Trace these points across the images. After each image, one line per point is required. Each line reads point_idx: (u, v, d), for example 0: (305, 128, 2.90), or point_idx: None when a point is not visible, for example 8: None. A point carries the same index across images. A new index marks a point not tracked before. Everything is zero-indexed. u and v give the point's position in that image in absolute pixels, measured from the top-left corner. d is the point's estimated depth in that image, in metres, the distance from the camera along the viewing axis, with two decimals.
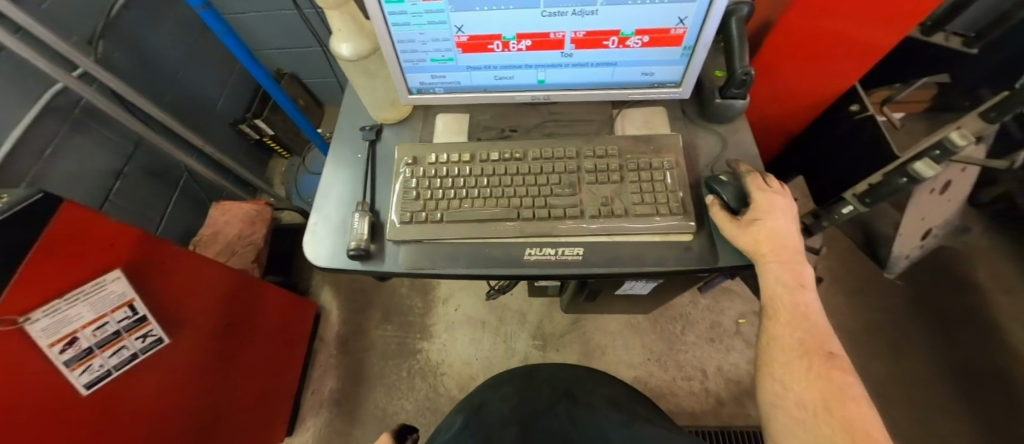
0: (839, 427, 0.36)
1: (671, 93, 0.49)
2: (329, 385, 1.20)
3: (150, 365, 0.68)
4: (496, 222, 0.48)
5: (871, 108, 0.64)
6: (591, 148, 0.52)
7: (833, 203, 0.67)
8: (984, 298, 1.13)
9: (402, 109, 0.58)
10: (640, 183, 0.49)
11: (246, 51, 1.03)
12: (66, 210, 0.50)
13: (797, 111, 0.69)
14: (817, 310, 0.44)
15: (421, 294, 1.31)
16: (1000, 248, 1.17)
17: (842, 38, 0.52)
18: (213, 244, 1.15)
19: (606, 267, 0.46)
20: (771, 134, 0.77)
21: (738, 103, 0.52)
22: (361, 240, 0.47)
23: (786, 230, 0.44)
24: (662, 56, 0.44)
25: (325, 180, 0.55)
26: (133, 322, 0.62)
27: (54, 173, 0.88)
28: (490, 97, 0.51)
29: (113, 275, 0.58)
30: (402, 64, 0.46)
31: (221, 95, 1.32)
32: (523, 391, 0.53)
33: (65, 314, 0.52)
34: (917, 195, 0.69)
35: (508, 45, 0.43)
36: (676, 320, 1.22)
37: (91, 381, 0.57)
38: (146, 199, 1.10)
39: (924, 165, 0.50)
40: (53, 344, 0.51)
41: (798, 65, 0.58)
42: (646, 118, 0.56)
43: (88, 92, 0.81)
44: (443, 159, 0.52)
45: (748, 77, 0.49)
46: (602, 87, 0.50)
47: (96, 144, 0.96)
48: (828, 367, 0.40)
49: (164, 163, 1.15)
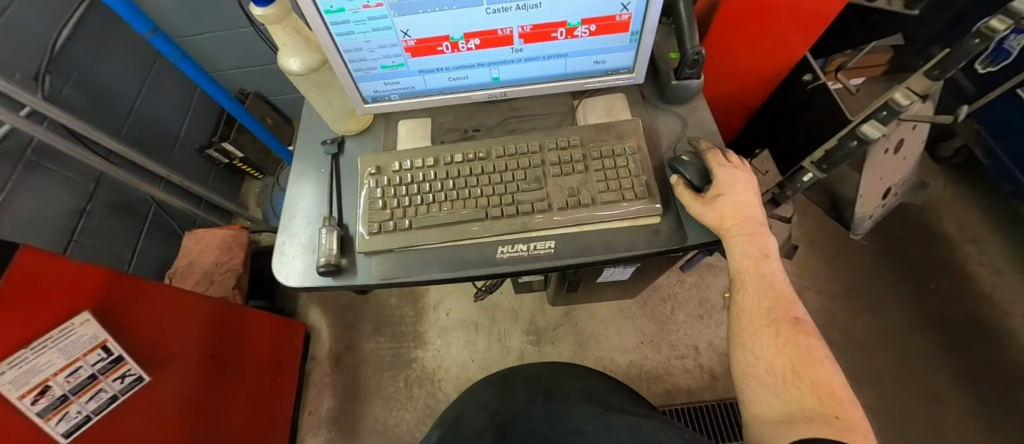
0: (807, 390, 0.37)
1: (626, 78, 0.49)
2: (326, 405, 1.18)
3: (132, 406, 0.65)
4: (465, 224, 0.48)
5: (823, 76, 0.65)
6: (553, 140, 0.52)
7: (795, 172, 0.68)
8: (953, 249, 1.17)
9: (361, 119, 0.57)
10: (604, 171, 0.49)
11: (205, 75, 1.00)
12: (22, 257, 0.47)
13: (755, 85, 0.71)
14: (781, 278, 0.45)
15: (411, 303, 1.30)
16: (964, 200, 1.22)
17: (788, 11, 0.53)
18: (190, 274, 1.12)
19: (578, 257, 0.47)
20: (732, 109, 0.79)
21: (693, 83, 0.53)
22: (331, 256, 0.47)
23: (747, 203, 0.45)
24: (612, 43, 0.45)
25: (291, 198, 0.54)
26: (109, 364, 0.60)
27: (12, 219, 0.84)
28: (447, 99, 0.51)
29: (81, 319, 0.56)
30: (353, 73, 0.45)
31: (183, 121, 1.28)
32: (502, 394, 0.53)
33: (34, 363, 0.49)
34: (872, 156, 0.72)
35: (457, 45, 0.43)
36: (664, 301, 1.24)
37: (69, 430, 0.55)
38: (114, 235, 1.06)
39: (870, 127, 0.51)
40: (24, 396, 0.48)
41: (749, 40, 0.59)
42: (607, 106, 0.56)
43: (38, 132, 0.77)
44: (407, 166, 0.52)
45: (699, 57, 0.50)
46: (558, 79, 0.50)
47: (53, 184, 0.92)
48: (795, 332, 0.41)
49: (129, 197, 1.11)
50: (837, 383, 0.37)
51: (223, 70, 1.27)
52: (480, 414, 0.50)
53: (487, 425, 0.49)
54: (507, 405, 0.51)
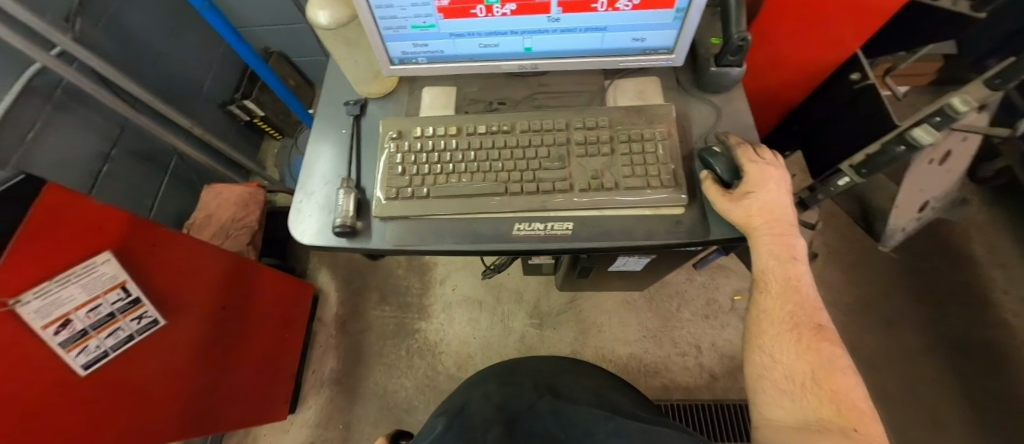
0: (827, 399, 0.36)
1: (664, 60, 0.47)
2: (329, 365, 1.21)
3: (147, 346, 0.68)
4: (484, 197, 0.47)
5: (873, 76, 0.61)
6: (581, 119, 0.50)
7: (829, 175, 0.64)
8: (979, 273, 1.13)
9: (386, 81, 0.56)
10: (631, 155, 0.48)
11: (232, 29, 0.99)
12: (49, 194, 0.48)
13: (796, 80, 0.68)
14: (808, 282, 0.43)
15: (418, 275, 1.31)
16: (998, 223, 1.17)
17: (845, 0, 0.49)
18: (207, 227, 1.14)
19: (595, 242, 0.46)
20: (768, 104, 0.76)
21: (734, 71, 0.50)
22: (346, 217, 0.46)
23: (777, 201, 0.43)
24: (654, 20, 0.42)
25: (310, 157, 0.54)
26: (127, 304, 0.62)
27: (40, 157, 0.86)
28: (475, 67, 0.49)
29: (104, 258, 0.57)
30: (382, 32, 0.44)
31: (208, 75, 1.29)
32: (506, 386, 0.52)
33: (57, 296, 0.51)
34: (916, 166, 0.68)
35: (491, 10, 0.41)
36: (671, 298, 1.23)
37: (88, 362, 0.57)
38: (137, 182, 1.09)
39: (923, 131, 0.48)
40: (46, 326, 0.50)
41: (796, 31, 0.55)
42: (639, 89, 0.54)
43: (67, 72, 0.78)
44: (429, 133, 0.51)
45: (744, 43, 0.46)
46: (592, 54, 0.48)
47: (80, 125, 0.94)
48: (818, 339, 0.40)
49: (153, 146, 1.13)
50: (858, 395, 0.36)
51: (250, 27, 1.27)
52: (486, 405, 0.49)
53: (493, 418, 0.47)
54: (513, 398, 0.50)
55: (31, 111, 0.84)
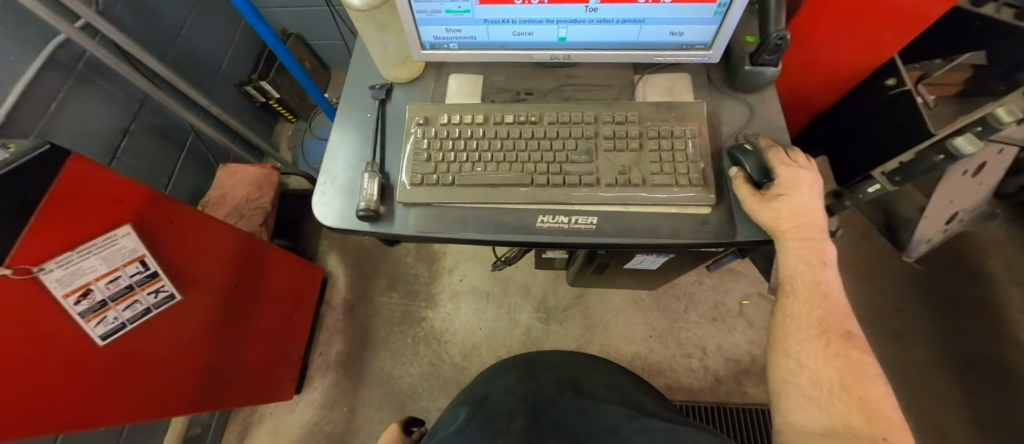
0: (855, 406, 0.36)
1: (700, 55, 0.47)
2: (335, 348, 1.22)
3: (163, 320, 0.69)
4: (508, 187, 0.47)
5: (909, 82, 0.60)
6: (610, 113, 0.50)
7: (858, 182, 0.67)
8: (996, 289, 1.11)
9: (414, 66, 0.55)
10: (660, 152, 0.47)
11: (253, 9, 0.98)
12: (72, 165, 0.49)
13: (828, 82, 0.66)
14: (837, 288, 0.43)
15: (427, 264, 1.32)
16: (1019, 241, 1.15)
17: (888, 3, 0.48)
18: (221, 206, 1.14)
19: (620, 237, 0.46)
20: (796, 106, 0.74)
21: (768, 71, 0.49)
22: (370, 202, 0.46)
23: (809, 205, 0.42)
24: (694, 14, 0.41)
25: (334, 140, 0.54)
26: (145, 278, 0.63)
27: (61, 128, 0.87)
28: (506, 55, 0.49)
29: (123, 231, 0.58)
30: (416, 15, 0.44)
31: (226, 54, 1.29)
32: (526, 379, 0.53)
33: (78, 266, 0.52)
34: (949, 177, 0.67)
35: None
36: (679, 299, 1.22)
37: (106, 333, 0.58)
38: (154, 158, 1.09)
39: (964, 140, 0.48)
40: (67, 295, 0.52)
41: (834, 32, 0.54)
42: (669, 85, 0.53)
43: (92, 45, 0.78)
44: (455, 120, 0.50)
45: (783, 42, 0.45)
46: (627, 47, 0.47)
47: (100, 98, 0.94)
48: (846, 346, 0.39)
49: (171, 123, 1.13)
50: (887, 404, 0.36)
51: (270, 7, 1.26)
52: (507, 396, 0.49)
53: (516, 408, 0.47)
54: (535, 392, 0.50)
55: (52, 82, 0.84)
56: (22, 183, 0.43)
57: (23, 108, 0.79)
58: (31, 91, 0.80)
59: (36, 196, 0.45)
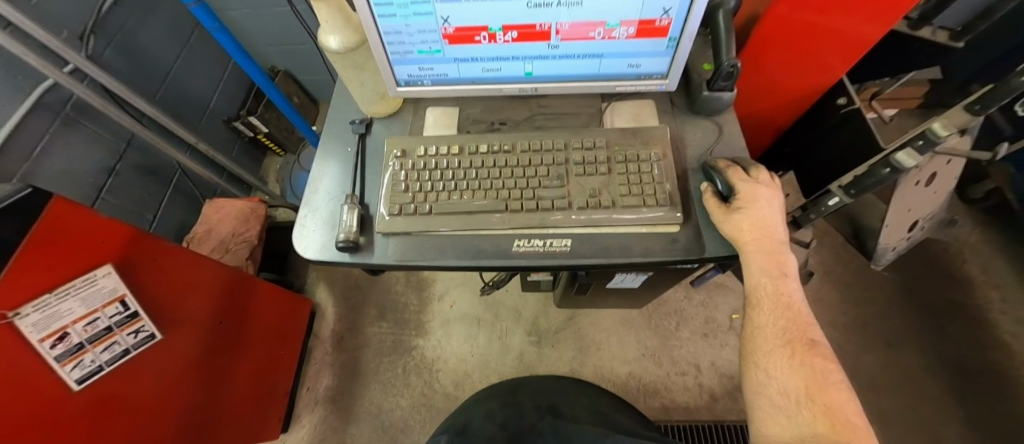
0: (821, 415, 0.37)
1: (658, 84, 0.50)
2: (324, 383, 1.19)
3: (143, 361, 0.68)
4: (485, 214, 0.49)
5: (858, 102, 0.65)
6: (579, 140, 0.52)
7: (820, 195, 0.66)
8: (975, 293, 1.14)
9: (392, 102, 0.58)
10: (628, 175, 0.50)
11: (240, 49, 1.01)
12: (55, 205, 0.50)
13: (785, 105, 0.70)
14: (799, 299, 0.44)
15: (416, 292, 1.31)
16: (990, 245, 1.19)
17: (828, 32, 0.53)
18: (206, 241, 1.14)
19: (594, 258, 0.47)
20: (759, 129, 0.79)
21: (725, 96, 0.53)
22: (350, 233, 0.47)
23: (768, 218, 0.44)
24: (649, 47, 0.45)
25: (316, 174, 0.55)
26: (125, 318, 0.63)
27: (45, 170, 0.87)
28: (478, 89, 0.52)
29: (104, 271, 0.58)
30: (390, 56, 0.47)
31: (215, 92, 1.32)
32: (508, 407, 0.53)
33: (55, 309, 0.52)
34: (902, 187, 0.70)
35: (495, 37, 0.44)
36: (669, 316, 1.23)
37: (83, 377, 0.57)
38: (139, 196, 1.09)
39: (906, 155, 0.50)
40: (43, 339, 0.51)
41: (786, 58, 0.58)
42: (635, 112, 0.56)
43: (79, 88, 0.80)
44: (431, 152, 0.52)
45: (734, 70, 0.49)
46: (590, 80, 0.50)
47: (87, 139, 0.96)
48: (810, 354, 0.41)
49: (157, 161, 1.14)
50: (852, 410, 0.37)
51: (259, 47, 1.31)
52: (489, 425, 0.49)
53: (496, 436, 0.47)
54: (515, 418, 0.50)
55: (39, 125, 0.86)
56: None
57: (6, 151, 0.80)
58: (17, 133, 0.82)
59: (13, 242, 0.46)
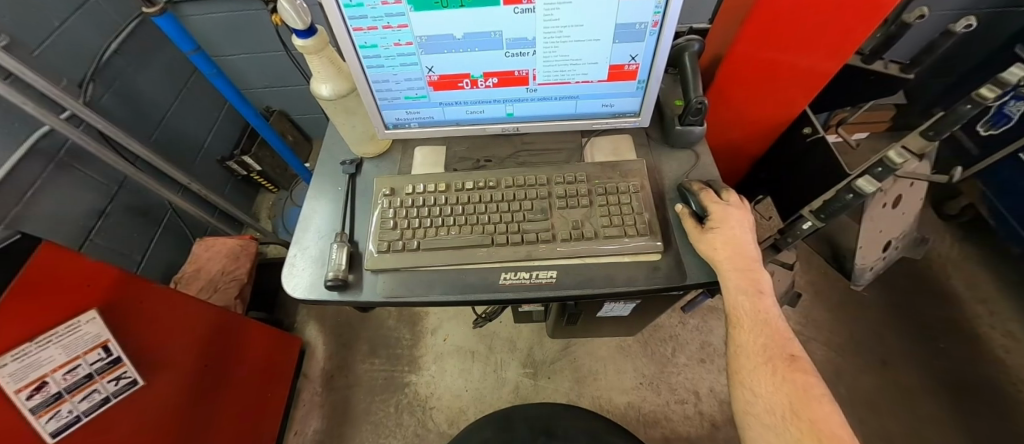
0: (806, 430, 0.37)
1: (632, 121, 0.53)
2: (313, 426, 1.15)
3: (121, 410, 0.65)
4: (473, 249, 0.50)
5: (821, 130, 0.70)
6: (561, 175, 0.55)
7: (794, 221, 0.69)
8: (961, 307, 1.16)
9: (381, 143, 0.60)
10: (608, 206, 0.52)
11: (236, 91, 1.04)
12: (43, 250, 0.52)
13: (756, 135, 0.74)
14: (776, 315, 0.45)
15: (409, 326, 1.29)
16: (971, 259, 1.22)
17: (789, 68, 0.57)
18: (195, 280, 1.13)
19: (580, 288, 0.48)
20: (735, 158, 0.82)
21: (696, 130, 0.56)
22: (339, 271, 0.48)
23: (741, 240, 0.47)
24: (620, 89, 0.49)
25: (306, 214, 0.57)
26: (107, 364, 0.61)
27: (36, 214, 0.88)
28: (463, 130, 0.54)
29: (88, 317, 0.58)
30: (378, 102, 0.49)
31: (209, 133, 1.34)
32: (503, 436, 0.61)
33: (35, 358, 0.51)
34: (871, 209, 0.73)
35: (477, 83, 0.47)
36: (665, 342, 1.22)
37: (57, 429, 0.55)
38: (128, 237, 1.09)
39: (865, 182, 0.52)
40: (20, 390, 0.50)
41: (751, 92, 0.62)
42: (614, 146, 0.59)
43: (75, 133, 0.82)
44: (419, 189, 0.54)
45: (703, 106, 0.53)
46: (568, 118, 0.53)
47: (78, 182, 0.97)
48: (791, 370, 0.41)
49: (148, 201, 1.15)
50: (836, 423, 0.37)
51: (254, 89, 1.35)
52: None
53: None
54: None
55: (32, 170, 0.87)
56: None
57: None
58: (10, 179, 0.83)
59: None
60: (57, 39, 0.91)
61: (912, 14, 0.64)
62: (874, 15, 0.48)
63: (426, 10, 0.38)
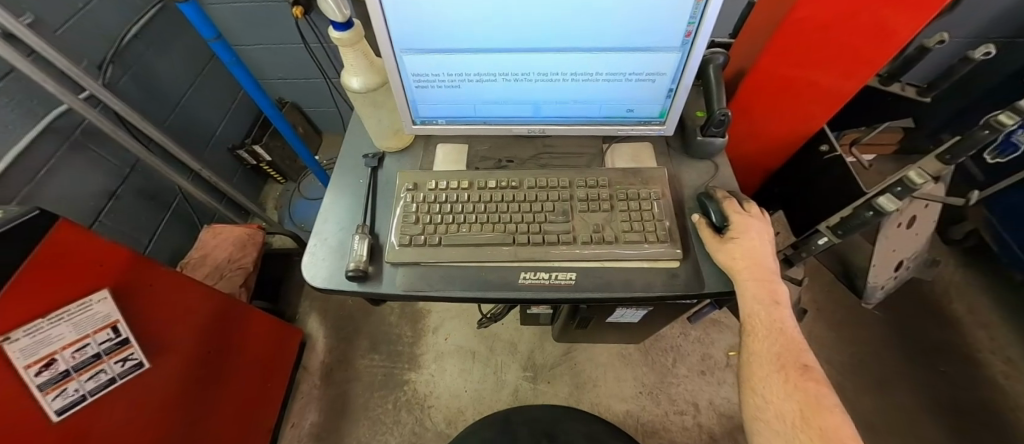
0: (816, 436, 0.38)
1: (656, 129, 0.54)
2: (310, 419, 1.15)
3: (126, 391, 0.65)
4: (494, 246, 0.50)
5: (839, 149, 0.71)
6: (583, 179, 0.55)
7: (808, 236, 0.71)
8: (962, 331, 1.16)
9: (404, 138, 0.61)
10: (629, 212, 0.52)
11: (253, 80, 1.05)
12: (60, 228, 0.52)
13: (773, 150, 0.75)
14: (790, 325, 0.45)
15: (411, 323, 1.29)
16: (973, 284, 1.23)
17: (811, 85, 0.58)
18: (201, 267, 1.13)
19: (598, 291, 0.48)
20: (750, 171, 0.83)
21: (717, 141, 0.57)
22: (360, 262, 0.49)
23: (761, 250, 0.47)
24: (648, 96, 0.49)
25: (327, 205, 0.57)
26: (114, 345, 0.62)
27: (48, 193, 0.88)
28: (489, 129, 0.55)
29: (99, 296, 0.58)
30: (409, 97, 0.50)
31: (221, 121, 1.35)
32: (506, 434, 0.61)
33: (46, 334, 0.51)
34: (886, 228, 0.75)
35: (506, 84, 0.48)
36: (666, 352, 1.22)
37: (63, 408, 0.55)
38: (137, 220, 1.09)
39: (887, 200, 0.53)
40: (29, 366, 0.50)
41: (771, 106, 0.63)
42: (634, 153, 0.60)
43: (92, 114, 0.82)
44: (442, 186, 0.55)
45: (725, 118, 0.54)
46: (593, 123, 0.54)
47: (91, 163, 0.97)
48: (803, 379, 0.42)
49: (159, 185, 1.15)
50: (847, 432, 0.37)
51: (269, 80, 1.36)
52: None
53: None
54: None
55: (47, 148, 0.88)
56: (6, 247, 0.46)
57: (11, 173, 0.81)
58: (25, 157, 0.83)
59: (14, 262, 0.47)
60: (79, 21, 0.92)
61: (933, 39, 0.65)
62: (894, 43, 0.49)
63: (463, 10, 0.38)
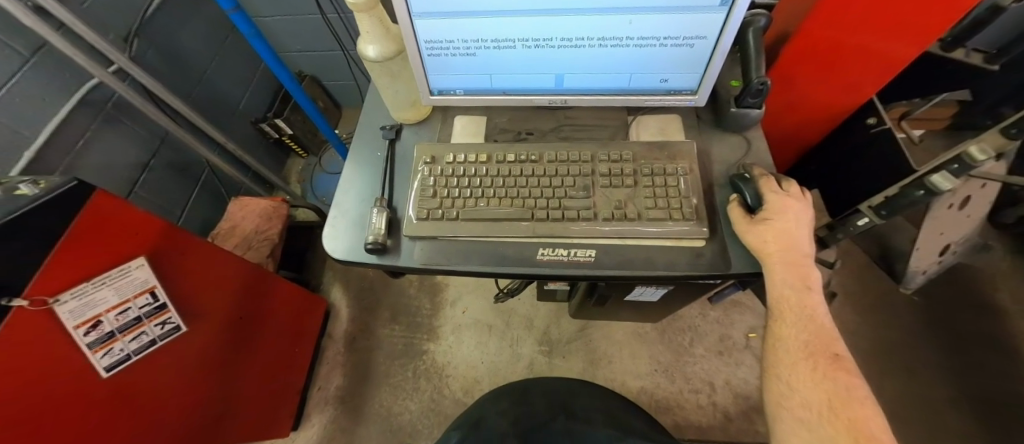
0: (843, 428, 0.36)
1: (688, 100, 0.50)
2: (335, 383, 1.20)
3: (166, 352, 0.69)
4: (512, 222, 0.50)
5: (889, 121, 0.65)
6: (606, 153, 0.53)
7: (849, 215, 0.67)
8: (1005, 320, 1.10)
9: (422, 109, 0.60)
10: (654, 188, 0.50)
11: (273, 53, 1.04)
12: (99, 197, 0.54)
13: (813, 123, 0.70)
14: (822, 312, 0.44)
15: (429, 296, 1.32)
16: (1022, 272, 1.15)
17: (863, 51, 0.53)
18: (230, 238, 1.17)
19: (618, 269, 0.47)
20: (785, 146, 0.78)
21: (753, 113, 0.53)
22: (378, 234, 0.49)
23: (795, 231, 0.45)
24: (680, 63, 0.46)
25: (346, 177, 0.57)
26: (153, 309, 0.65)
27: (86, 164, 0.92)
28: (509, 100, 0.53)
29: (137, 263, 0.61)
30: (427, 66, 0.49)
31: (244, 94, 1.36)
32: (521, 405, 0.62)
33: (91, 297, 0.55)
34: (936, 209, 0.70)
35: (529, 50, 0.46)
36: (683, 332, 1.21)
37: (112, 365, 0.59)
38: (169, 191, 1.13)
39: (940, 178, 0.51)
40: (78, 326, 0.53)
41: (815, 75, 0.58)
42: (661, 125, 0.56)
43: (122, 87, 0.83)
44: (460, 159, 0.54)
45: (764, 87, 0.50)
46: (619, 93, 0.51)
47: (124, 136, 1.00)
48: (833, 369, 0.40)
49: (188, 159, 1.18)
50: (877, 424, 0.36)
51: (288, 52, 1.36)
52: None
53: None
54: (528, 416, 0.60)
55: (83, 121, 0.91)
56: (47, 217, 0.48)
57: (51, 144, 0.84)
58: (62, 130, 0.86)
59: (56, 229, 0.49)
60: None
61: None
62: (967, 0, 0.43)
63: None
